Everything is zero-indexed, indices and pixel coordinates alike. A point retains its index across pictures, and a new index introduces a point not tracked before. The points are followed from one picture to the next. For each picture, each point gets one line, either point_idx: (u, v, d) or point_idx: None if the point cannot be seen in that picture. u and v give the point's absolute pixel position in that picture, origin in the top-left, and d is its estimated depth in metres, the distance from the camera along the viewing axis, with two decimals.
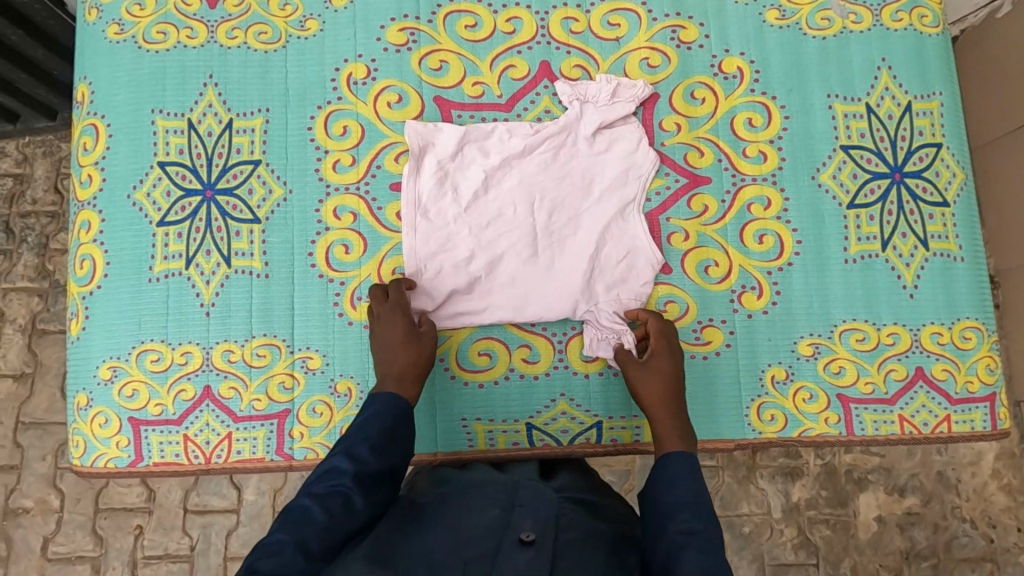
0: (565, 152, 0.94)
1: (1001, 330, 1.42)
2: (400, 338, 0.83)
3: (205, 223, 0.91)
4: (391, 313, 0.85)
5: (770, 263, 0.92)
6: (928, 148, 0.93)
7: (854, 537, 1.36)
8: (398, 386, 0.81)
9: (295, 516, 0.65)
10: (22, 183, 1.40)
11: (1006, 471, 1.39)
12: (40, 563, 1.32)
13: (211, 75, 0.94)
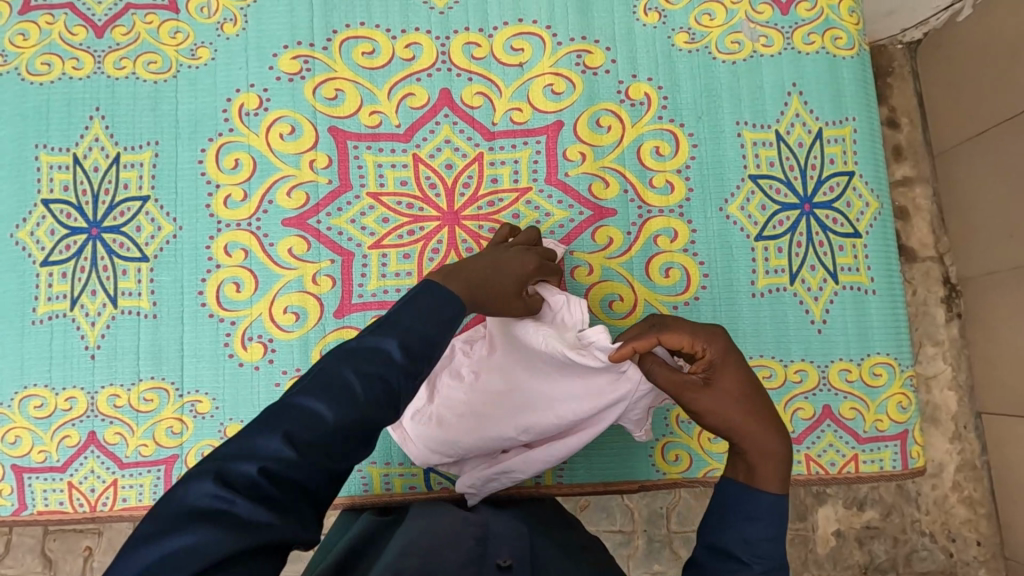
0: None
1: (963, 340, 1.27)
2: (529, 268, 0.70)
3: (90, 261, 0.88)
4: (528, 261, 0.70)
5: (677, 298, 0.89)
6: (840, 177, 0.89)
7: (813, 552, 1.23)
8: (466, 290, 0.58)
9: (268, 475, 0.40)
10: None
11: (968, 483, 1.25)
12: None
13: (98, 107, 0.91)
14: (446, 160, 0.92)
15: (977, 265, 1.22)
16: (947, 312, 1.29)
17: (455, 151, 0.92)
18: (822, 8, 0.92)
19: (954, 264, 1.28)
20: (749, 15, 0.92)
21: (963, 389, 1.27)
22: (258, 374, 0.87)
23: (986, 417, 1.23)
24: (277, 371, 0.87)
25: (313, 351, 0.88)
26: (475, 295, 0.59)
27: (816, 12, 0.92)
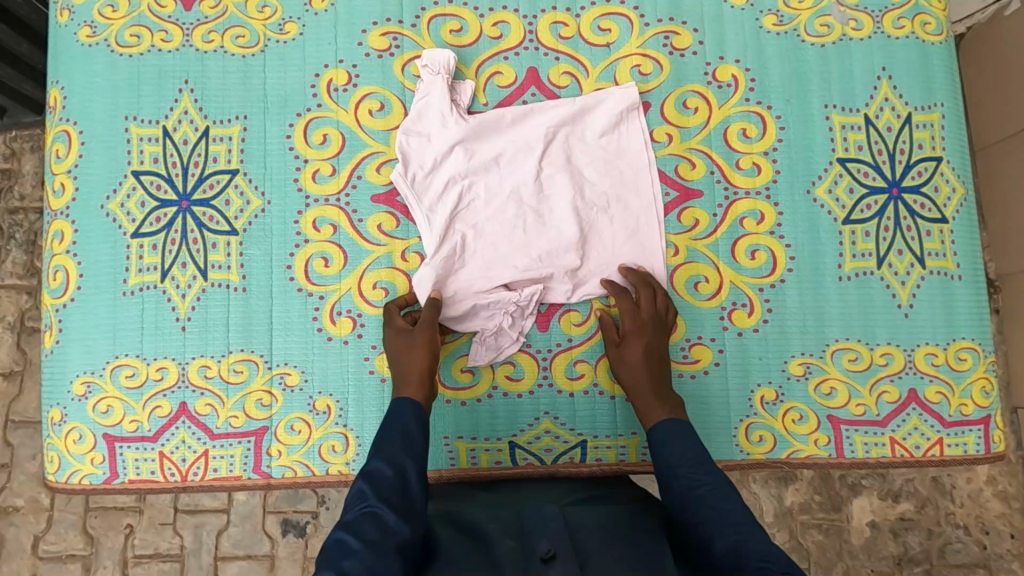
0: (528, 126, 0.90)
1: (999, 335, 1.28)
2: (638, 325, 0.84)
3: (181, 234, 0.88)
4: (633, 329, 0.84)
5: (762, 280, 0.90)
6: (928, 162, 0.89)
7: (847, 543, 1.28)
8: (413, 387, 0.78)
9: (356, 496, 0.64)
10: (10, 178, 1.39)
11: (1003, 477, 1.29)
12: (31, 562, 1.32)
13: (187, 80, 0.91)
14: None
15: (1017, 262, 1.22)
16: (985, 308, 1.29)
17: None
18: None
19: (991, 260, 1.28)
20: None
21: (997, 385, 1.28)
22: (347, 348, 0.88)
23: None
24: (366, 346, 0.88)
25: None
26: (661, 402, 0.79)
27: None
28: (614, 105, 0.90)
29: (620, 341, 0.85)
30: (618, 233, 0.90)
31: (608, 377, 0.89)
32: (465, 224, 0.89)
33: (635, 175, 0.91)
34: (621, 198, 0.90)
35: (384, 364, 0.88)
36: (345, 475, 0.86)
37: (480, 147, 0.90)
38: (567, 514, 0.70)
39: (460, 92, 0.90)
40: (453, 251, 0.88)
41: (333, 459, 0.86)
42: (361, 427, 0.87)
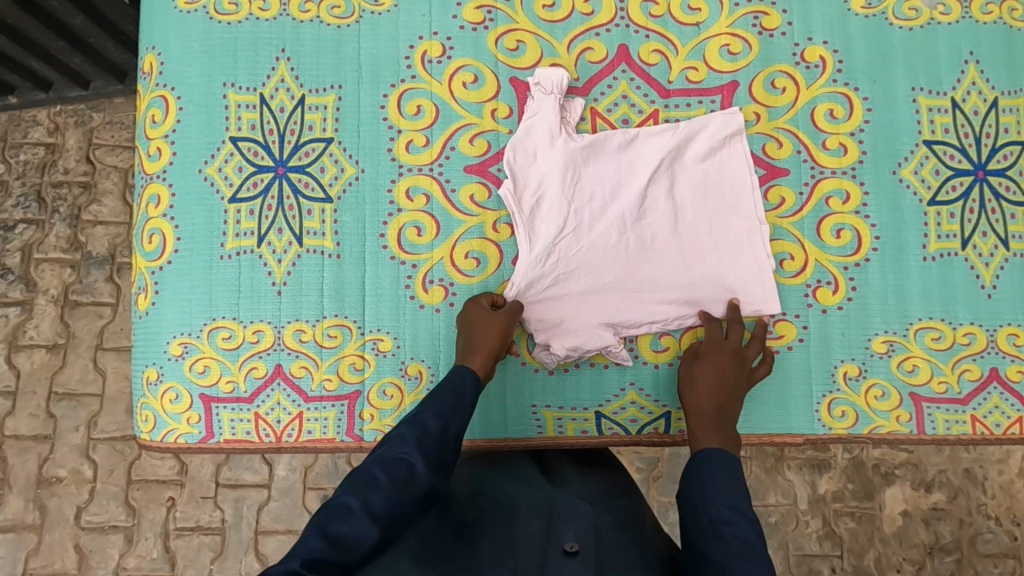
0: (633, 152, 0.91)
1: None
2: (721, 347, 0.85)
3: (277, 200, 0.90)
4: (724, 352, 0.85)
5: (847, 258, 0.91)
6: (1013, 146, 0.91)
7: (879, 530, 1.31)
8: (476, 362, 0.81)
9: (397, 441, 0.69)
10: (54, 152, 1.44)
11: None
12: (74, 532, 1.36)
13: (283, 49, 0.92)
14: (623, 115, 0.93)
15: None
16: None
17: (631, 107, 0.93)
18: None
19: None
20: None
21: None
22: (439, 315, 0.89)
23: None
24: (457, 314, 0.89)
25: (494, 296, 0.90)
26: (718, 432, 0.79)
27: None
28: (714, 127, 0.91)
29: (699, 356, 0.85)
30: (705, 209, 0.91)
31: None
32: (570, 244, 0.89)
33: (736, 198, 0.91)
34: (721, 219, 0.91)
35: None
36: None
37: (586, 165, 0.90)
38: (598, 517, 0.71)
39: (569, 112, 0.91)
40: (555, 275, 0.89)
41: None
42: None
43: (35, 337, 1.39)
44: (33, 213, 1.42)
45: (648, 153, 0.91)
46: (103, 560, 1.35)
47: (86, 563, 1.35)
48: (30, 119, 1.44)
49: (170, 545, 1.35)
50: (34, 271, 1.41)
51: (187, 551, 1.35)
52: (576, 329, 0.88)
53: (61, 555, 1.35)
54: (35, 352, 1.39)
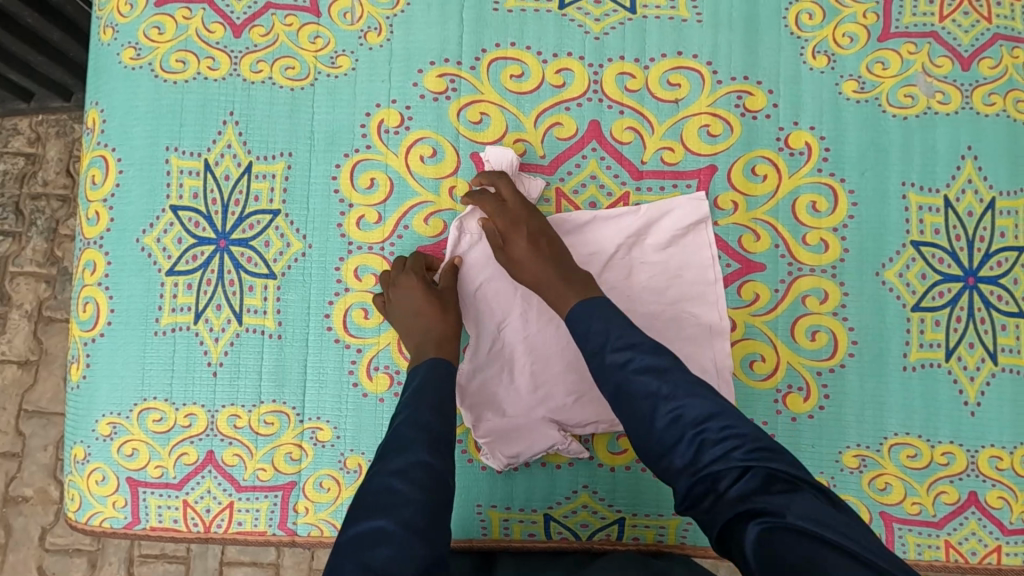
0: (589, 236, 0.86)
1: None
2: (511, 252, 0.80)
3: (217, 275, 0.85)
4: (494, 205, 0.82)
5: (821, 363, 0.85)
6: (1009, 252, 0.84)
7: None
8: (437, 349, 0.78)
9: (371, 500, 0.62)
10: (34, 164, 1.29)
11: None
12: (38, 553, 1.24)
13: (232, 111, 0.86)
14: (590, 198, 0.87)
15: None
16: None
17: (600, 188, 0.87)
18: (1007, 67, 0.86)
19: None
20: (926, 67, 0.86)
21: None
22: (383, 406, 0.84)
23: None
24: None
25: None
26: (568, 286, 0.76)
27: (999, 70, 0.86)
28: (686, 220, 0.86)
29: (506, 238, 0.81)
30: (669, 305, 0.86)
31: None
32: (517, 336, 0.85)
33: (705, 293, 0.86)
34: (689, 314, 0.85)
35: None
36: None
37: None
38: None
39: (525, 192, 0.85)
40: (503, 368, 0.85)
41: None
42: None
43: (6, 352, 1.26)
44: (10, 224, 1.27)
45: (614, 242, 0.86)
46: None
47: None
48: (10, 127, 1.29)
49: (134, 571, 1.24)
50: (7, 285, 1.27)
51: None
52: (525, 433, 0.83)
53: None
54: (5, 368, 1.26)
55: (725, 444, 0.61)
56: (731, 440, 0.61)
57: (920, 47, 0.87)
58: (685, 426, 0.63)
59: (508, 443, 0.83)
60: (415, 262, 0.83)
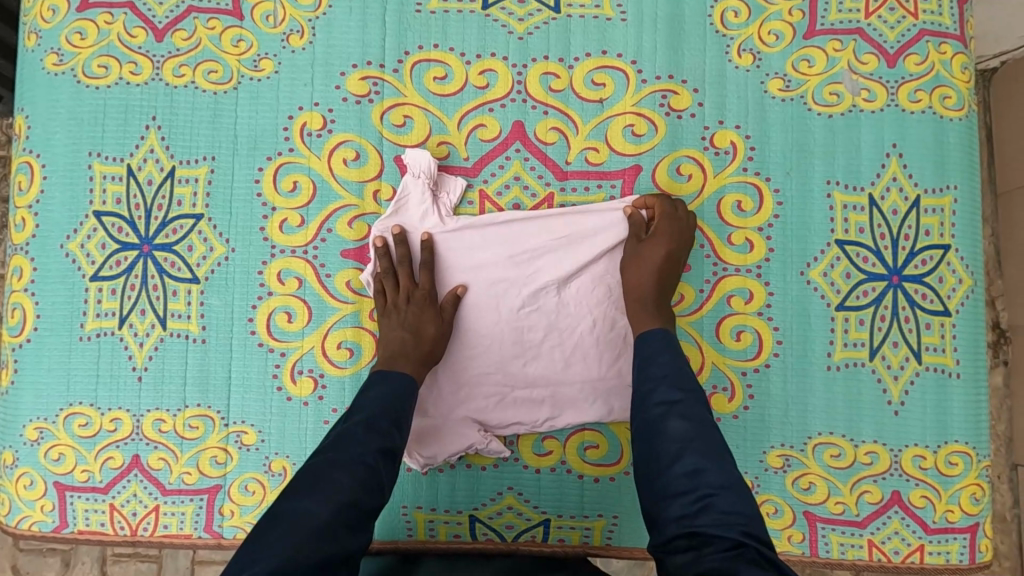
0: (511, 233, 0.86)
1: (1006, 389, 1.16)
2: (645, 264, 0.81)
3: (140, 279, 0.85)
4: (665, 232, 0.81)
5: (746, 363, 0.85)
6: (934, 249, 0.83)
7: None
8: (413, 368, 0.78)
9: (312, 480, 0.61)
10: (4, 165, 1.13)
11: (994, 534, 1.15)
12: (12, 553, 1.22)
13: (155, 117, 0.86)
14: (514, 200, 0.87)
15: None
16: (992, 358, 1.18)
17: (524, 190, 0.87)
18: (933, 63, 0.85)
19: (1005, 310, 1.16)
20: (852, 64, 0.86)
21: (1001, 440, 1.16)
22: (307, 409, 0.84)
23: None
24: (326, 409, 0.84)
25: None
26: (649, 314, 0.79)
27: (926, 67, 0.85)
28: (611, 220, 0.85)
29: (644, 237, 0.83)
30: (592, 307, 0.86)
31: (576, 455, 0.86)
32: None
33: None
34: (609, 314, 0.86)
35: None
36: None
37: (459, 249, 0.86)
38: None
39: (445, 192, 0.86)
40: None
41: None
42: None
43: None
44: None
45: (534, 242, 0.86)
46: None
47: None
48: None
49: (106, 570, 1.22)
50: None
51: None
52: (444, 432, 0.84)
53: None
54: None
55: (709, 475, 0.62)
56: (717, 478, 0.62)
57: (846, 43, 0.86)
58: (681, 444, 0.65)
59: (426, 442, 0.84)
60: (408, 271, 0.83)
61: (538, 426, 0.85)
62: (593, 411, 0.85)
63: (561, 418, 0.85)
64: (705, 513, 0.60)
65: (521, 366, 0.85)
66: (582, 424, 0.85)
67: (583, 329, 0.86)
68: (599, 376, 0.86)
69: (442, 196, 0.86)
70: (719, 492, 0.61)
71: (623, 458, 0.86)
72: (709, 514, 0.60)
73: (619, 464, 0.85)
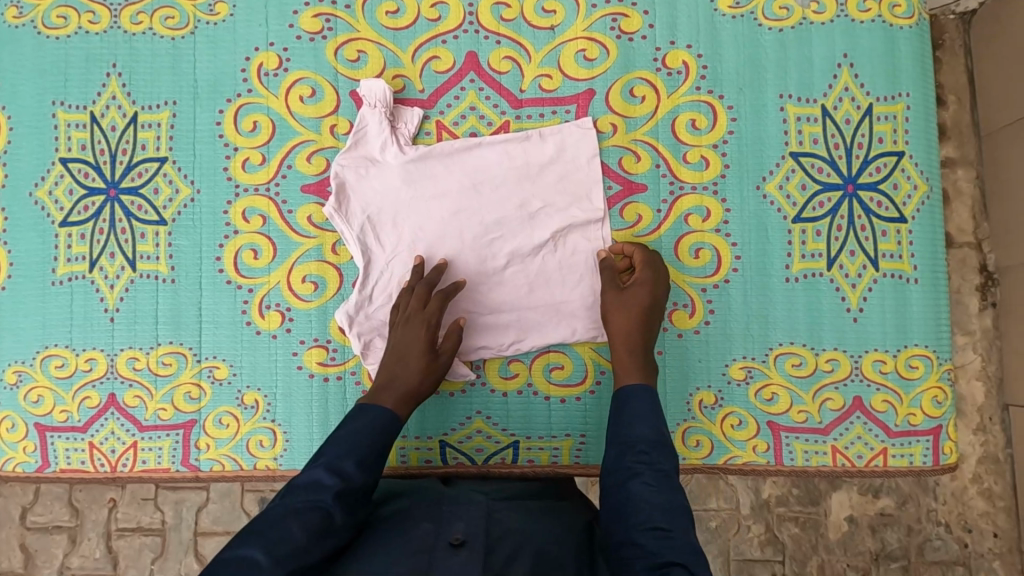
0: (471, 160, 0.87)
1: (996, 330, 1.14)
2: (627, 305, 0.79)
3: (109, 223, 0.87)
4: (646, 277, 0.81)
5: (706, 280, 0.86)
6: (888, 157, 0.84)
7: (823, 537, 1.13)
8: (398, 403, 0.76)
9: (273, 517, 0.60)
10: None
11: (990, 475, 1.13)
12: (19, 532, 1.22)
13: (115, 64, 0.88)
14: (470, 129, 0.88)
15: (1017, 253, 1.08)
16: (981, 301, 1.15)
17: (480, 118, 0.88)
18: None
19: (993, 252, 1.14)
20: None
21: (992, 380, 1.14)
22: (276, 342, 0.86)
23: (1015, 409, 1.11)
24: (295, 341, 0.86)
25: (330, 322, 0.86)
26: (634, 362, 0.76)
27: None
28: (569, 144, 0.87)
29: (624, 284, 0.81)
30: (555, 234, 0.86)
31: (542, 377, 0.87)
32: (403, 267, 0.86)
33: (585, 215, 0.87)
34: (569, 237, 0.87)
35: (312, 359, 0.86)
36: (272, 470, 0.85)
37: (420, 179, 0.87)
38: (493, 511, 0.70)
39: (403, 122, 0.87)
40: (388, 294, 0.86)
41: (261, 454, 0.86)
42: (289, 421, 0.86)
43: None
44: None
45: (492, 169, 0.87)
46: (48, 560, 1.22)
47: (32, 563, 1.22)
48: None
49: (112, 545, 1.21)
50: None
51: (128, 552, 1.21)
52: None
53: (8, 554, 1.22)
54: None
55: (674, 515, 0.60)
56: (680, 520, 0.59)
57: None
58: (645, 486, 0.62)
59: None
60: (423, 292, 0.82)
61: (503, 350, 0.87)
62: (557, 334, 0.86)
63: (525, 340, 0.86)
64: (673, 539, 0.57)
65: (483, 292, 0.87)
66: (546, 347, 0.87)
67: (545, 252, 0.87)
68: (564, 302, 0.86)
69: (399, 127, 0.87)
70: (682, 532, 0.59)
71: (588, 377, 0.87)
72: (676, 552, 0.56)
73: (584, 383, 0.87)
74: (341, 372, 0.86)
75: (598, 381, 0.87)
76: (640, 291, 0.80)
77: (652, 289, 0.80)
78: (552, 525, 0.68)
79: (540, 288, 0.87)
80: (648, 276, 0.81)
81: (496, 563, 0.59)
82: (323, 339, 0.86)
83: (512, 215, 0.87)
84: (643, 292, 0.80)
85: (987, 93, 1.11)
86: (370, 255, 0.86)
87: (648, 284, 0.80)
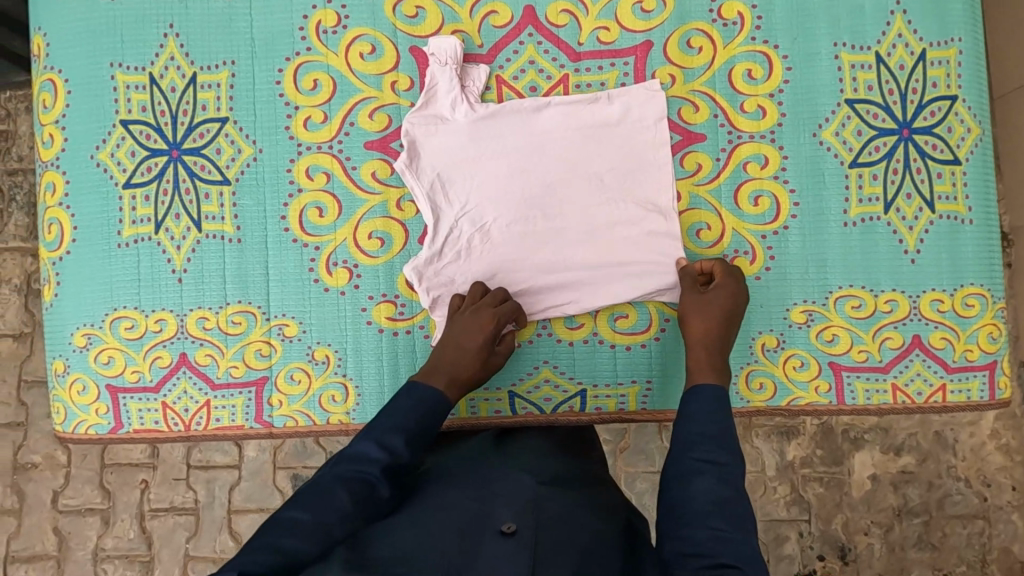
0: (537, 115, 0.88)
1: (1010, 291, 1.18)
2: (709, 306, 0.81)
3: (172, 184, 0.87)
4: (729, 284, 0.82)
5: (765, 227, 0.88)
6: (941, 101, 0.86)
7: (847, 495, 1.16)
8: (448, 386, 0.78)
9: (321, 484, 0.63)
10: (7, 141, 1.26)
11: (1006, 430, 1.17)
12: (52, 515, 1.23)
13: (172, 24, 0.88)
14: (530, 82, 0.89)
15: None
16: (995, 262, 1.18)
17: (539, 73, 0.89)
18: None
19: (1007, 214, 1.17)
20: None
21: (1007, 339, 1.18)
22: (344, 299, 0.87)
23: None
24: (363, 297, 0.87)
25: (398, 278, 0.87)
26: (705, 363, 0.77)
27: None
28: (628, 100, 0.88)
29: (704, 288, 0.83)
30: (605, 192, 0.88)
31: (608, 326, 0.89)
32: (470, 222, 0.87)
33: (633, 171, 0.88)
34: (621, 194, 0.88)
35: (381, 314, 0.87)
36: (345, 424, 0.87)
37: (486, 134, 0.87)
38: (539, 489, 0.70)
39: (471, 79, 0.88)
40: (455, 249, 0.87)
41: (334, 408, 0.87)
42: (361, 376, 0.87)
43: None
44: None
45: (554, 123, 0.88)
46: (82, 542, 1.23)
47: (66, 545, 1.23)
48: None
49: (146, 526, 1.22)
50: None
51: (162, 533, 1.22)
52: None
53: (40, 538, 1.23)
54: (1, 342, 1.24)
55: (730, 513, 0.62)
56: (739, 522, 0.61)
57: None
58: (712, 484, 0.64)
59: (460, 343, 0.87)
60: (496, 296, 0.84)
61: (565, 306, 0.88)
62: (617, 288, 0.87)
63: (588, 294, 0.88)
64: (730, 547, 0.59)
65: (546, 247, 0.87)
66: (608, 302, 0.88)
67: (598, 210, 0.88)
68: (621, 258, 0.87)
69: (467, 84, 0.87)
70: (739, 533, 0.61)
71: (652, 325, 0.88)
72: (733, 549, 0.59)
73: (648, 331, 0.88)
74: (411, 326, 0.87)
75: (663, 328, 0.88)
76: (722, 295, 0.81)
77: (732, 296, 0.81)
78: (591, 514, 0.69)
79: (595, 244, 0.88)
80: (727, 283, 0.82)
81: (540, 557, 0.59)
82: (392, 295, 0.87)
83: (565, 173, 0.88)
84: (722, 297, 0.81)
85: (1003, 57, 1.15)
86: (437, 210, 0.87)
87: (728, 291, 0.82)
